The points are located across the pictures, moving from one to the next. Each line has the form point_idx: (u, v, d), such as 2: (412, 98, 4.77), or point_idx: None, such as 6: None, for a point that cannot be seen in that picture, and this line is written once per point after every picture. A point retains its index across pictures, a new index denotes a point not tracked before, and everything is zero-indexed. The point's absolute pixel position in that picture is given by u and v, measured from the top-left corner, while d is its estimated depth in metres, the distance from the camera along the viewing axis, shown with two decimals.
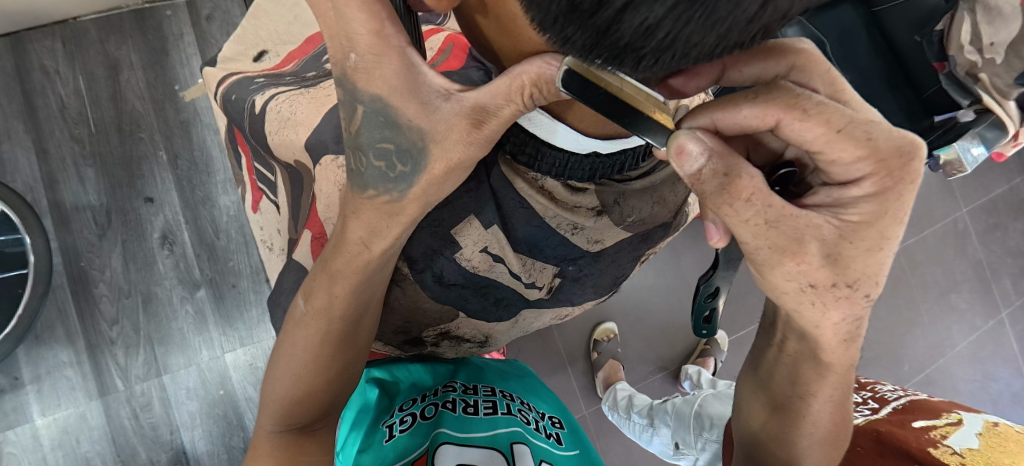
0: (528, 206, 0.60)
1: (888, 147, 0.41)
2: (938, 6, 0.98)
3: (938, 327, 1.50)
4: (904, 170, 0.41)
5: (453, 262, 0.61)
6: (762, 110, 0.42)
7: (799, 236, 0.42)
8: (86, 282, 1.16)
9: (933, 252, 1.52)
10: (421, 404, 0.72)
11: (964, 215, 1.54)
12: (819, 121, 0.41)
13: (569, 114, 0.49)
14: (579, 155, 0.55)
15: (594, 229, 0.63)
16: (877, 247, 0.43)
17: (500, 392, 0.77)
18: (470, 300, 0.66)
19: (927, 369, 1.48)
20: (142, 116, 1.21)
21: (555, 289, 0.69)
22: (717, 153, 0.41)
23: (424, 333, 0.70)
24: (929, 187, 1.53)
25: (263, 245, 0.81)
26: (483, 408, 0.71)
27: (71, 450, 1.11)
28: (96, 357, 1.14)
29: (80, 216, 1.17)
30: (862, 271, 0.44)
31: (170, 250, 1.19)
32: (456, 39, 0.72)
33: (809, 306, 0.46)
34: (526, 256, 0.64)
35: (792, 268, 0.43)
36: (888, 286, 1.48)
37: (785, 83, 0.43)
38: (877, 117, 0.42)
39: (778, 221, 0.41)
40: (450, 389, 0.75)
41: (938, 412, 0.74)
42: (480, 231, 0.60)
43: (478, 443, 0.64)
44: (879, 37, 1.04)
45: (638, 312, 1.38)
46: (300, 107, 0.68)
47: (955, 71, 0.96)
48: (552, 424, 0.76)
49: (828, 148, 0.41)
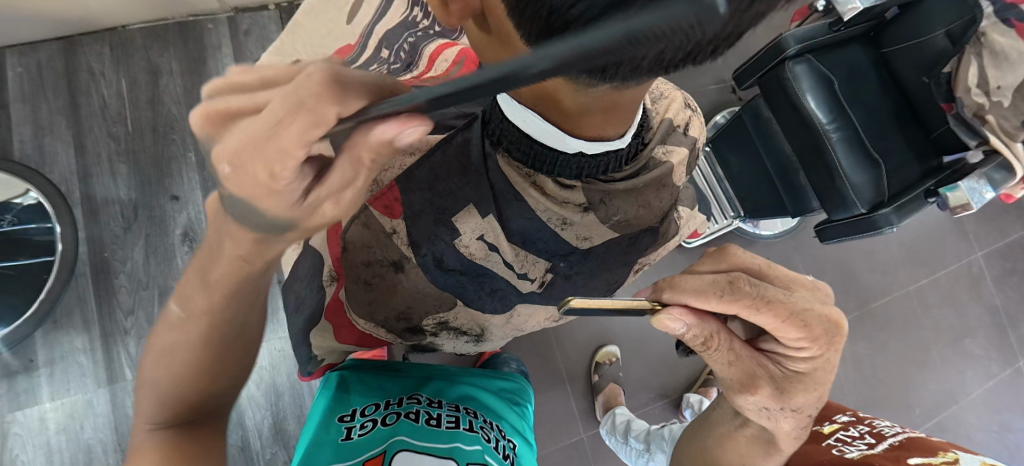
0: (522, 199, 0.62)
1: (820, 329, 0.55)
2: (945, 49, 1.06)
3: (950, 371, 1.47)
4: (831, 342, 0.56)
5: (453, 247, 0.63)
6: (727, 304, 0.53)
7: (751, 374, 0.58)
8: (107, 272, 1.21)
9: (946, 294, 1.50)
10: (382, 411, 0.73)
11: (979, 258, 1.53)
12: (768, 313, 0.53)
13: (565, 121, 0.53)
14: (568, 155, 0.58)
15: (582, 226, 0.65)
16: (813, 387, 0.58)
17: (464, 408, 0.77)
18: (467, 288, 0.68)
19: (938, 415, 1.44)
20: (176, 119, 1.28)
21: (547, 284, 0.71)
22: (696, 326, 0.54)
23: (423, 322, 0.72)
24: (943, 227, 1.52)
25: (282, 240, 0.86)
26: (446, 421, 0.72)
27: (74, 435, 1.13)
28: (109, 346, 1.17)
29: (109, 209, 1.23)
30: (803, 400, 0.59)
31: (189, 247, 1.24)
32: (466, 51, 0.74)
33: (765, 416, 0.62)
34: (518, 246, 0.65)
35: (750, 397, 0.59)
36: (899, 327, 1.46)
37: (741, 281, 0.54)
38: (811, 304, 0.55)
39: (737, 363, 0.58)
40: (416, 401, 0.76)
41: (933, 450, 0.72)
42: (478, 220, 0.62)
43: (434, 454, 0.65)
44: (887, 76, 1.20)
45: (641, 337, 1.38)
46: None
47: (962, 112, 1.05)
48: (508, 446, 0.76)
49: (778, 330, 0.54)
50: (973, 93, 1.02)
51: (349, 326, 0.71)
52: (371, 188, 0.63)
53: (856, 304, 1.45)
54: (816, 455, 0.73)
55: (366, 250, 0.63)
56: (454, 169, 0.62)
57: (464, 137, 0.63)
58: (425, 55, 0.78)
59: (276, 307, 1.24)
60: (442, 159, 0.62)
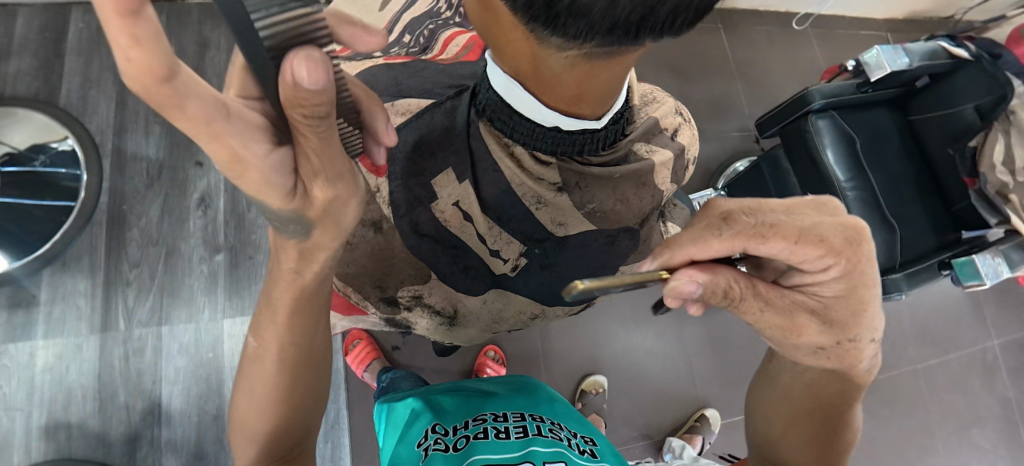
0: (498, 169, 0.61)
1: (840, 241, 0.46)
2: (972, 122, 1.05)
3: (953, 461, 1.39)
4: (856, 252, 0.46)
5: (428, 212, 0.64)
6: (728, 240, 0.46)
7: (790, 315, 0.50)
8: (122, 224, 1.25)
9: (957, 378, 1.44)
10: (453, 435, 0.72)
11: (995, 347, 1.47)
12: (777, 238, 0.45)
13: (542, 91, 0.52)
14: (544, 127, 0.57)
15: (556, 209, 0.64)
16: (860, 309, 0.49)
17: (529, 415, 0.76)
18: (441, 259, 0.68)
19: None
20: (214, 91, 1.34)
21: (520, 269, 0.70)
22: (710, 281, 0.46)
23: (397, 292, 0.71)
24: (959, 308, 1.47)
25: None
26: (515, 430, 0.70)
27: (58, 376, 1.15)
28: (109, 294, 1.20)
29: (135, 165, 1.28)
30: (859, 327, 0.50)
31: (203, 212, 1.28)
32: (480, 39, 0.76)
33: (825, 360, 0.54)
34: (492, 221, 0.65)
35: (798, 340, 0.51)
36: (903, 406, 1.40)
37: (735, 214, 0.46)
38: (818, 215, 0.47)
39: (770, 306, 0.50)
40: (481, 419, 0.74)
41: None
42: (454, 185, 0.63)
43: (511, 461, 0.64)
44: (912, 143, 1.20)
45: (631, 372, 1.35)
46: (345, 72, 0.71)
47: (985, 188, 1.05)
48: (584, 442, 0.74)
49: (796, 253, 0.46)
50: (997, 170, 1.01)
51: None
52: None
53: None
54: None
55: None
56: (437, 133, 0.63)
57: (453, 106, 0.63)
58: (441, 40, 0.78)
59: None
60: (428, 122, 0.63)
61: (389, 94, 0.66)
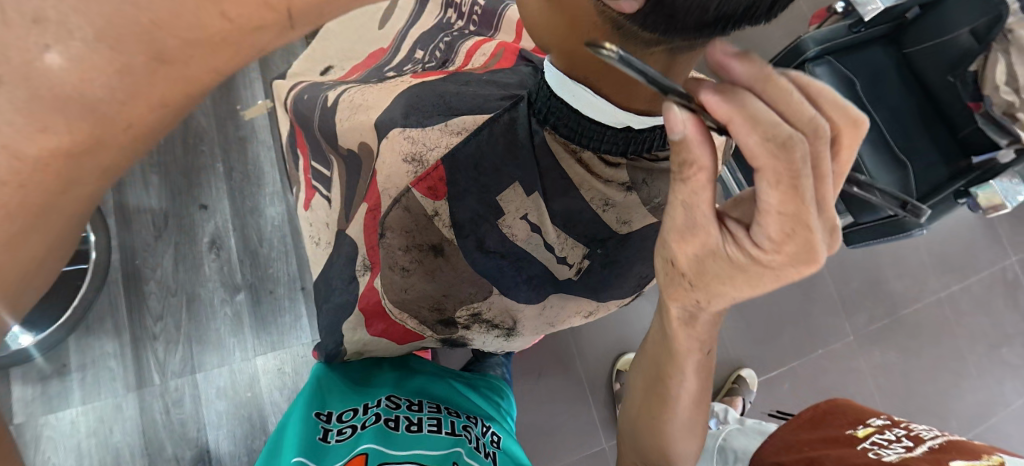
0: (567, 177, 0.61)
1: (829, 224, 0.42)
2: (971, 47, 1.02)
3: (988, 381, 1.41)
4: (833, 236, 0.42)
5: (497, 229, 0.62)
6: None
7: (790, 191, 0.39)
8: (138, 279, 1.24)
9: (981, 301, 1.45)
10: (362, 414, 0.69)
11: (1014, 264, 1.48)
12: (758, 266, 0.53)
13: (615, 92, 0.54)
14: (615, 130, 0.58)
15: (623, 207, 0.64)
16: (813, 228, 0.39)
17: (444, 411, 0.75)
18: (506, 272, 0.66)
19: (977, 428, 1.38)
20: (206, 131, 1.32)
21: (583, 271, 0.68)
22: None
23: (456, 313, 0.71)
24: (974, 231, 1.48)
25: (312, 240, 0.88)
26: (428, 425, 0.68)
27: (103, 439, 1.15)
28: (138, 350, 1.20)
29: (141, 218, 1.26)
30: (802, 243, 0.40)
31: (216, 254, 1.27)
32: (505, 45, 0.78)
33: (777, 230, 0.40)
34: (563, 230, 0.64)
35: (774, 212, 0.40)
36: (931, 336, 1.41)
37: None
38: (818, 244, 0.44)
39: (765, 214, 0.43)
40: (394, 404, 0.71)
41: (976, 452, 0.65)
42: (522, 199, 0.61)
43: (423, 455, 0.61)
44: (910, 76, 1.17)
45: None
46: (372, 95, 0.71)
47: (992, 110, 1.01)
48: (491, 443, 0.72)
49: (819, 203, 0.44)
50: (1000, 90, 0.98)
51: (381, 315, 0.72)
52: (413, 169, 0.59)
53: (885, 312, 1.41)
54: (851, 458, 0.69)
55: (405, 233, 0.61)
56: (500, 147, 0.60)
57: (512, 117, 0.60)
58: (463, 53, 0.79)
59: (301, 312, 1.27)
60: (489, 140, 0.59)
61: (437, 112, 0.62)
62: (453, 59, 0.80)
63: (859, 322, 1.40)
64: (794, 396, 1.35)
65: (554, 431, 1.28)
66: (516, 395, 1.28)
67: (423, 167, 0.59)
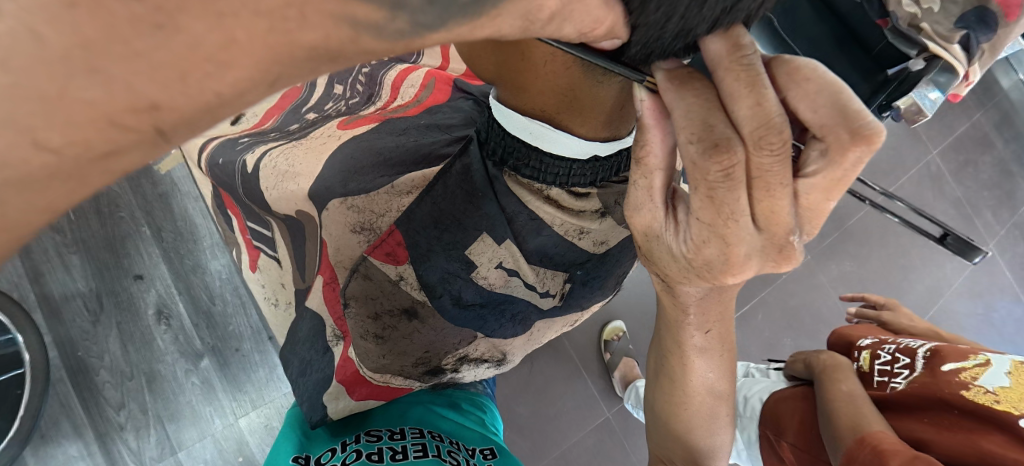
0: (537, 217, 0.60)
1: (771, 246, 0.40)
2: None
3: (932, 267, 1.54)
4: (780, 254, 0.41)
5: (472, 282, 0.62)
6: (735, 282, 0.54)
7: (726, 216, 0.39)
8: (87, 372, 1.13)
9: (914, 197, 1.56)
10: (341, 454, 0.66)
11: (936, 157, 1.60)
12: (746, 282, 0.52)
13: (571, 121, 0.52)
14: (580, 162, 0.57)
15: (599, 231, 0.64)
16: (724, 231, 0.40)
17: (429, 433, 0.71)
18: (489, 318, 0.67)
19: (930, 311, 1.51)
20: (119, 195, 1.19)
21: (566, 296, 0.69)
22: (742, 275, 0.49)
23: (443, 361, 0.70)
24: (897, 135, 1.57)
25: (268, 302, 0.83)
26: (411, 452, 0.66)
27: None
28: (107, 446, 1.11)
29: (70, 304, 1.14)
30: (719, 254, 0.42)
31: (167, 325, 1.18)
32: (434, 75, 0.79)
33: (705, 242, 0.42)
34: (539, 266, 0.64)
35: (699, 226, 0.41)
36: (877, 239, 1.51)
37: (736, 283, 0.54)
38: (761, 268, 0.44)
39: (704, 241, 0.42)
40: (375, 437, 0.69)
41: (963, 352, 0.72)
42: (493, 248, 0.61)
43: None
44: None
45: (639, 306, 1.41)
46: (297, 159, 0.69)
47: (898, 25, 0.86)
48: (483, 457, 0.71)
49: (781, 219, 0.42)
50: (902, 4, 0.86)
51: (363, 381, 0.70)
52: (365, 238, 0.61)
53: (833, 227, 1.49)
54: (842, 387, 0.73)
55: (372, 301, 0.61)
56: (458, 199, 0.60)
57: (464, 164, 0.60)
58: (387, 85, 0.80)
59: (274, 365, 1.21)
60: (443, 193, 0.60)
61: (381, 173, 0.63)
62: (379, 93, 0.80)
63: (812, 242, 1.48)
64: (769, 324, 1.42)
65: (557, 414, 1.29)
66: (513, 392, 1.28)
67: (376, 234, 0.60)
